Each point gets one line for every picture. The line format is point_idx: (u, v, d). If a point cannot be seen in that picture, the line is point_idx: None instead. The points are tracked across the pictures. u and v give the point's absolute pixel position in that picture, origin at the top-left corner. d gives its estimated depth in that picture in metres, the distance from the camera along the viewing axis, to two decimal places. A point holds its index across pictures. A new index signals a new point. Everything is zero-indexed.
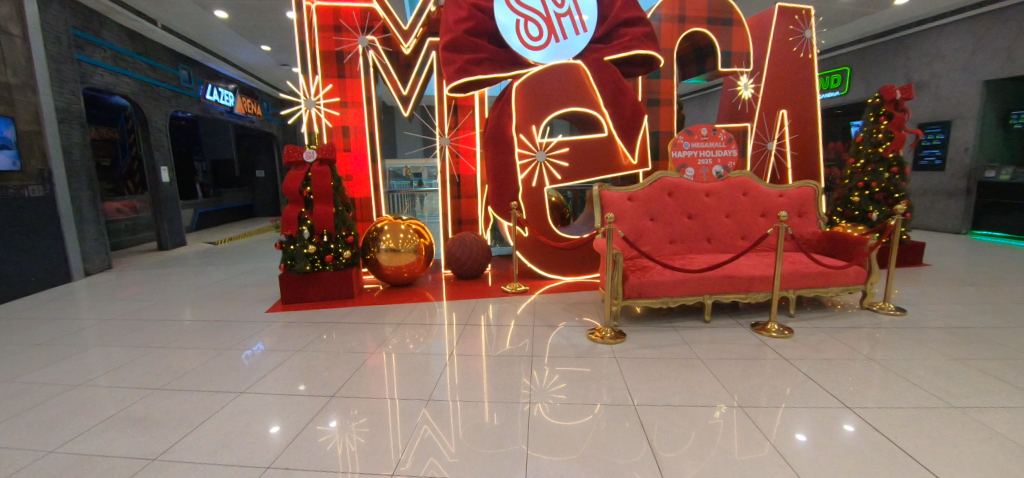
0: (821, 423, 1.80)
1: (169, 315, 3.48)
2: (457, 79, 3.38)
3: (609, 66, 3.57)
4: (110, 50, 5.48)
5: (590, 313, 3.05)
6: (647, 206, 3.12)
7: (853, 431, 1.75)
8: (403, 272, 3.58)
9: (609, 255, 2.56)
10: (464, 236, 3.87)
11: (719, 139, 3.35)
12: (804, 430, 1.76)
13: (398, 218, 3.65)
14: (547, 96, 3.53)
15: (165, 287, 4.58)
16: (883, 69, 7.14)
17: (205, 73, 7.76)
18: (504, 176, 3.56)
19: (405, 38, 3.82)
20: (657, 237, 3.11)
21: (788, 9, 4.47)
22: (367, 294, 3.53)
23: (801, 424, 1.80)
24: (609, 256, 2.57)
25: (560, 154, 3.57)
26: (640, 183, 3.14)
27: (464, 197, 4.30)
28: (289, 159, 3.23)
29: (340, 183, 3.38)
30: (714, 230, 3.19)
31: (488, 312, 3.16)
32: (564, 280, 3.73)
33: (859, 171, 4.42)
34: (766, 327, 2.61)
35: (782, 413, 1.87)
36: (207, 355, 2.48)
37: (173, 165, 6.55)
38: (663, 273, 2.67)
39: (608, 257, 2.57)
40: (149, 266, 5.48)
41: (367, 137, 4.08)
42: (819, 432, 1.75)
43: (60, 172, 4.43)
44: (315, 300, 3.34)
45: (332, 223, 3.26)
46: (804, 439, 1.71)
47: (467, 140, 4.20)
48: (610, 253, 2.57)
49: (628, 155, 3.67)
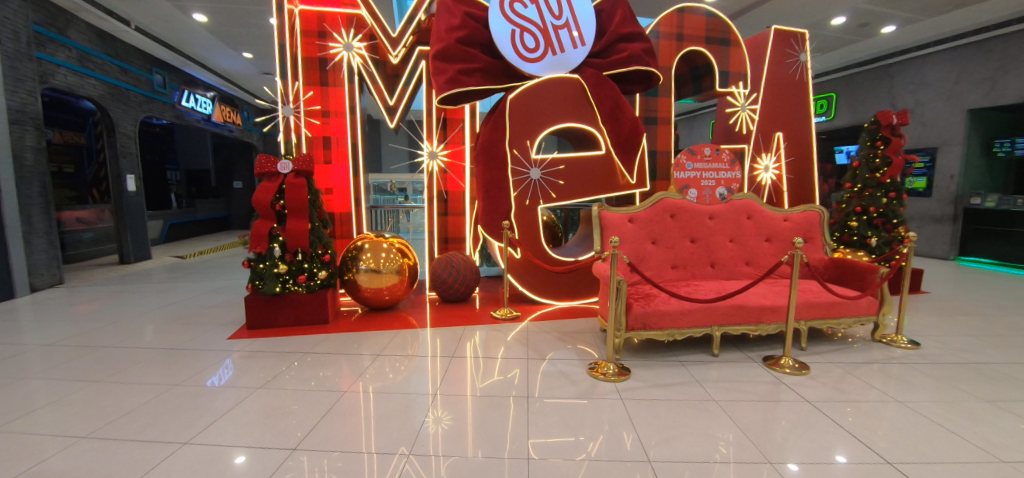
0: (814, 455, 1.71)
1: (117, 340, 3.09)
2: (447, 90, 3.17)
3: (607, 81, 3.40)
4: (76, 49, 5.14)
5: (589, 344, 2.82)
6: (648, 229, 2.92)
7: (846, 462, 1.67)
8: (384, 294, 3.29)
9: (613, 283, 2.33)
10: (451, 256, 3.62)
11: (723, 161, 3.17)
12: (796, 460, 1.67)
13: (380, 236, 3.38)
14: (542, 111, 3.33)
15: (120, 306, 4.17)
16: (869, 96, 7.22)
17: (181, 78, 7.44)
18: (496, 193, 3.33)
19: (393, 47, 3.64)
20: (659, 262, 2.92)
21: (784, 32, 4.40)
22: (344, 318, 3.23)
23: (794, 454, 1.71)
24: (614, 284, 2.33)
25: (555, 172, 3.36)
26: (641, 205, 2.96)
27: (452, 215, 4.05)
28: (261, 170, 2.95)
29: (317, 197, 3.11)
30: (717, 256, 3.02)
31: (477, 341, 2.89)
32: (557, 304, 3.50)
33: (856, 196, 4.34)
34: (779, 363, 2.41)
35: (802, 460, 1.68)
36: (152, 393, 2.14)
37: (141, 174, 6.16)
38: (669, 302, 2.46)
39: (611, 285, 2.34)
40: (106, 282, 5.03)
41: (350, 148, 3.87)
42: (812, 463, 1.66)
43: (8, 178, 4.03)
44: (285, 325, 3.02)
45: (307, 241, 2.98)
46: (796, 468, 1.63)
47: (456, 154, 3.97)
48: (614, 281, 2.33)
49: (626, 175, 3.51)
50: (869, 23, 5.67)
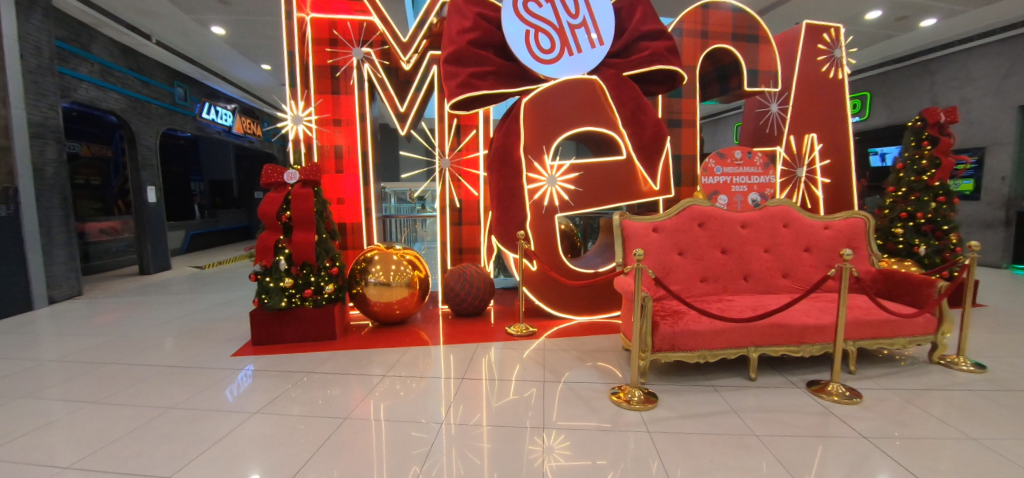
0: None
1: (123, 355, 3.01)
2: (458, 95, 3.03)
3: (628, 82, 3.22)
4: (98, 64, 5.23)
5: (612, 364, 2.60)
6: (674, 239, 2.71)
7: None
8: (394, 308, 3.15)
9: (637, 301, 2.10)
10: (464, 268, 3.46)
11: (756, 164, 2.92)
12: None
13: (390, 248, 3.25)
14: (558, 114, 3.15)
15: (134, 318, 4.13)
16: (908, 94, 6.81)
17: (203, 91, 7.55)
18: (511, 202, 3.16)
19: (405, 52, 3.51)
20: (687, 275, 2.70)
21: (816, 27, 4.14)
22: (353, 334, 3.09)
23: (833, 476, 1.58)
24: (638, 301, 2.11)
25: (573, 179, 3.17)
26: (665, 213, 2.75)
27: (466, 224, 3.89)
28: (267, 180, 2.86)
29: (325, 208, 3.00)
30: (751, 267, 2.78)
31: (490, 360, 2.71)
32: (577, 319, 3.29)
33: (901, 200, 4.01)
34: (826, 390, 2.15)
35: None
36: (144, 418, 2.01)
37: (161, 185, 6.23)
38: (699, 321, 2.24)
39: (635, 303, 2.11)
40: (124, 293, 5.05)
41: (361, 157, 3.77)
42: None
43: (28, 191, 4.07)
44: (291, 341, 2.89)
45: (314, 253, 2.86)
46: None
47: (469, 162, 3.82)
48: (639, 298, 2.10)
49: (649, 181, 3.29)
50: (907, 16, 5.33)
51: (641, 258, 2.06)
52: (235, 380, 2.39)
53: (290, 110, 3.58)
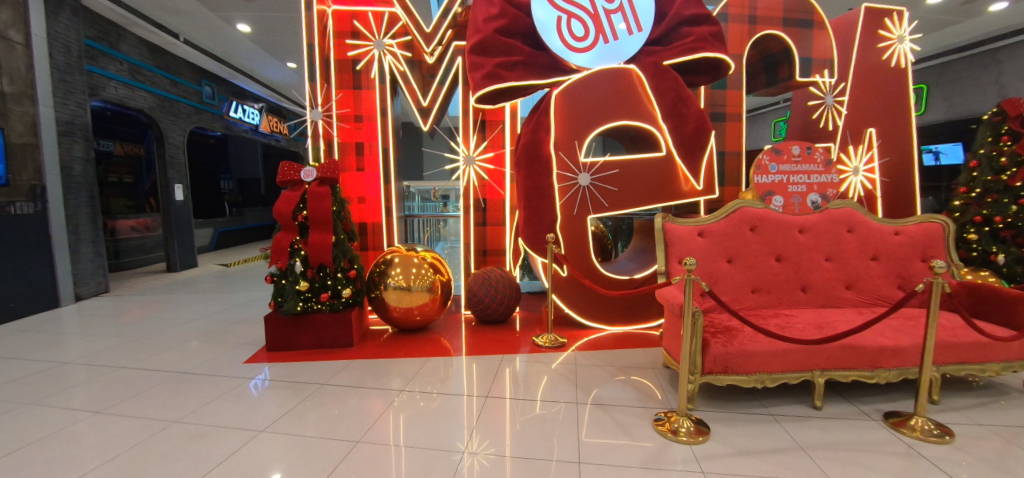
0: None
1: (138, 357, 2.93)
2: (485, 87, 2.84)
3: (668, 71, 2.94)
4: (127, 63, 5.26)
5: (652, 382, 2.34)
6: (723, 245, 2.42)
7: None
8: (414, 314, 2.96)
9: (687, 317, 1.82)
10: (488, 271, 3.25)
11: (816, 162, 2.56)
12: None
13: (411, 250, 3.06)
14: (592, 107, 2.90)
15: (156, 317, 4.09)
16: (971, 86, 6.23)
17: (231, 90, 7.59)
18: (539, 202, 2.92)
19: (428, 43, 3.24)
20: (736, 285, 2.42)
21: (877, 11, 3.75)
22: (372, 340, 2.91)
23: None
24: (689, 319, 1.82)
25: (607, 178, 2.92)
26: (713, 215, 2.47)
27: (490, 225, 3.69)
28: (283, 178, 2.71)
29: (343, 207, 2.83)
30: (810, 276, 2.49)
31: (516, 374, 2.49)
32: (610, 330, 3.04)
33: (974, 202, 3.59)
34: (908, 424, 1.85)
35: None
36: (144, 433, 1.88)
37: (188, 183, 6.26)
38: (756, 340, 1.96)
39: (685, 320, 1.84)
40: (150, 291, 5.06)
41: (381, 153, 3.60)
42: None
43: (56, 188, 4.09)
44: (306, 348, 2.72)
45: (331, 256, 2.69)
46: None
47: (495, 159, 3.61)
48: (691, 314, 1.82)
49: (691, 180, 3.00)
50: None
51: (693, 268, 1.77)
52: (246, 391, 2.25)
53: (310, 105, 3.42)
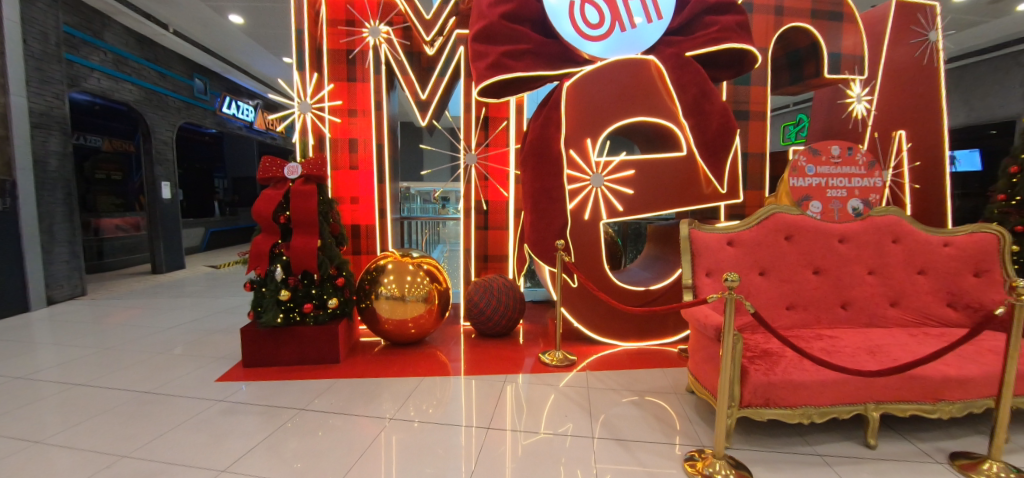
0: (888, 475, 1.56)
1: (104, 367, 2.65)
2: (489, 77, 2.58)
3: (691, 63, 2.67)
4: (111, 53, 5.00)
5: (676, 410, 2.07)
6: (754, 256, 2.16)
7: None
8: (409, 327, 2.69)
9: (727, 342, 1.55)
10: (490, 279, 2.98)
11: (857, 164, 2.31)
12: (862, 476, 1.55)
13: (406, 256, 2.78)
14: (607, 101, 2.63)
15: (133, 321, 3.82)
16: (993, 89, 5.99)
17: (224, 85, 7.32)
18: (548, 204, 2.65)
19: (427, 31, 2.95)
20: (768, 300, 2.15)
21: (911, 5, 3.48)
22: (362, 354, 2.63)
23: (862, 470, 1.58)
24: (730, 344, 1.55)
25: (622, 179, 2.65)
26: (744, 222, 2.21)
27: (493, 229, 3.42)
28: (264, 175, 2.44)
29: (331, 208, 2.56)
30: (850, 292, 2.22)
31: (521, 397, 2.21)
32: (623, 346, 2.77)
33: (1014, 211, 3.29)
34: (979, 468, 1.57)
35: None
36: (87, 470, 1.60)
37: (176, 181, 5.99)
38: (802, 368, 1.69)
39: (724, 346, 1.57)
40: (132, 294, 4.78)
41: (376, 150, 3.33)
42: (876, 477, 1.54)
43: (28, 184, 3.82)
44: (288, 364, 2.44)
45: (315, 263, 2.41)
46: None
47: (499, 157, 3.34)
48: (732, 339, 1.55)
49: (714, 183, 2.74)
50: None
51: (735, 285, 1.48)
52: (214, 416, 1.97)
53: (298, 96, 3.13)
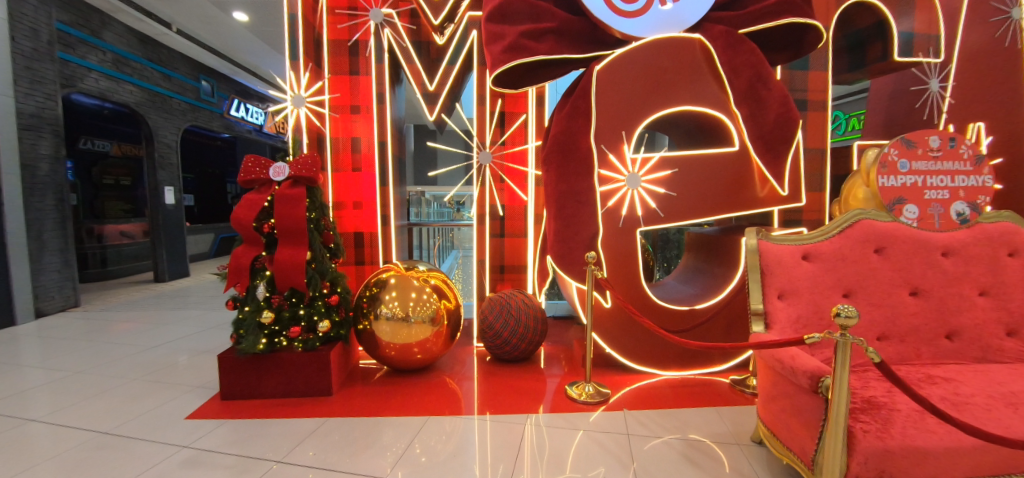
0: None
1: (73, 390, 2.35)
2: (509, 61, 2.20)
3: (746, 41, 2.25)
4: (111, 53, 4.81)
5: (743, 468, 1.65)
6: (838, 273, 1.74)
7: None
8: (414, 352, 2.31)
9: (837, 395, 1.18)
10: (507, 296, 2.58)
11: (962, 158, 1.87)
12: None
13: (412, 269, 2.42)
14: (645, 88, 2.24)
15: (125, 333, 3.55)
16: None
17: (233, 88, 7.12)
18: (576, 210, 2.24)
19: (435, 15, 2.51)
20: (855, 328, 1.73)
21: None
22: (359, 384, 2.27)
23: None
24: (841, 398, 1.18)
25: (663, 179, 2.25)
26: (821, 231, 1.79)
27: (510, 236, 3.04)
28: (246, 177, 2.11)
29: (323, 214, 2.21)
30: (958, 319, 1.78)
31: (547, 444, 1.81)
32: (663, 376, 2.36)
33: None
34: None
35: None
36: None
37: (180, 186, 5.78)
38: (926, 429, 1.27)
39: (831, 400, 1.20)
40: (130, 304, 4.54)
41: (379, 149, 2.98)
42: None
43: (16, 189, 3.60)
44: (273, 397, 2.09)
45: (304, 279, 2.06)
46: None
47: (516, 156, 2.96)
48: (843, 391, 1.18)
49: (772, 184, 2.31)
50: None
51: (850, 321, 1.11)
52: (175, 469, 1.61)
53: (289, 90, 2.74)
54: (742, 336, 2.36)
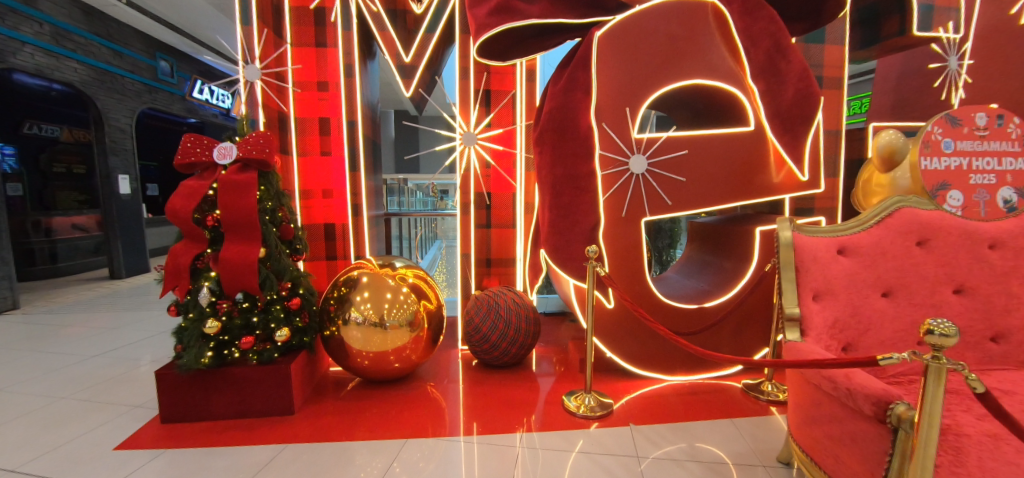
0: None
1: None
2: (496, 26, 1.93)
3: (765, 6, 1.99)
4: (49, 25, 4.32)
5: None
6: (877, 269, 1.51)
7: None
8: (390, 361, 2.03)
9: (925, 432, 0.93)
10: (494, 294, 2.29)
11: (1010, 138, 1.74)
12: None
13: (387, 266, 2.12)
14: (652, 58, 1.96)
15: (69, 336, 3.18)
16: None
17: (196, 68, 6.57)
18: (573, 197, 1.96)
19: None
20: (897, 332, 1.51)
21: None
22: (326, 399, 1.97)
23: None
24: (930, 436, 0.93)
25: (672, 162, 1.99)
26: (854, 222, 1.57)
27: (497, 227, 2.75)
28: (184, 160, 1.78)
29: (281, 204, 1.89)
30: (1008, 320, 1.56)
31: (545, 471, 1.55)
32: (669, 381, 2.13)
33: None
34: None
35: None
36: None
37: (137, 174, 5.32)
38: (1011, 462, 1.04)
39: (916, 438, 0.94)
40: (78, 304, 4.13)
41: (349, 130, 2.64)
42: None
43: None
44: (223, 418, 1.79)
45: (257, 280, 1.75)
46: None
47: (504, 138, 2.67)
48: (932, 428, 0.93)
49: (790, 169, 2.08)
50: None
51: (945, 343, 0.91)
52: None
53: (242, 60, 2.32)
54: (753, 337, 2.14)
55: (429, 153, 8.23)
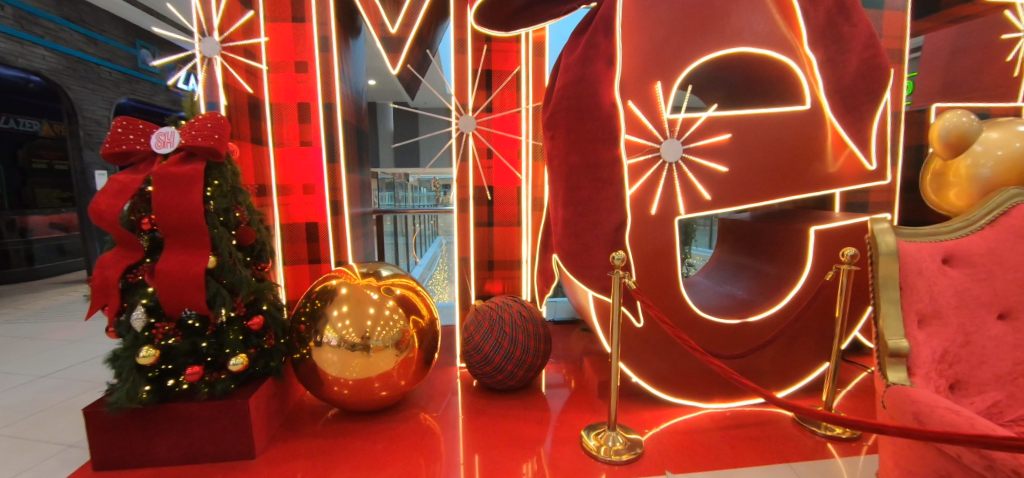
0: None
1: None
2: None
3: None
4: (11, 7, 4.05)
5: None
6: (994, 284, 1.17)
7: None
8: (375, 389, 1.69)
9: None
10: (497, 306, 1.95)
11: None
12: None
13: (370, 274, 1.78)
14: (689, 21, 1.60)
15: (20, 348, 2.85)
16: None
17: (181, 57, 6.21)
18: (595, 191, 1.58)
19: None
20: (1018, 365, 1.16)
21: None
22: (297, 436, 1.64)
23: None
24: None
25: (711, 149, 1.64)
26: (959, 220, 1.24)
27: (500, 227, 2.41)
28: (114, 149, 1.44)
29: (238, 203, 1.55)
30: None
31: None
32: (705, 410, 1.79)
33: None
34: None
35: None
36: None
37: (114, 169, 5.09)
38: None
39: None
40: (44, 311, 3.81)
41: (328, 116, 2.29)
42: None
43: None
44: (169, 465, 1.47)
45: (205, 296, 1.42)
46: None
47: (508, 124, 2.32)
48: None
49: (854, 156, 1.73)
50: None
51: None
52: None
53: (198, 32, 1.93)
54: (806, 356, 1.79)
55: (431, 138, 7.82)
